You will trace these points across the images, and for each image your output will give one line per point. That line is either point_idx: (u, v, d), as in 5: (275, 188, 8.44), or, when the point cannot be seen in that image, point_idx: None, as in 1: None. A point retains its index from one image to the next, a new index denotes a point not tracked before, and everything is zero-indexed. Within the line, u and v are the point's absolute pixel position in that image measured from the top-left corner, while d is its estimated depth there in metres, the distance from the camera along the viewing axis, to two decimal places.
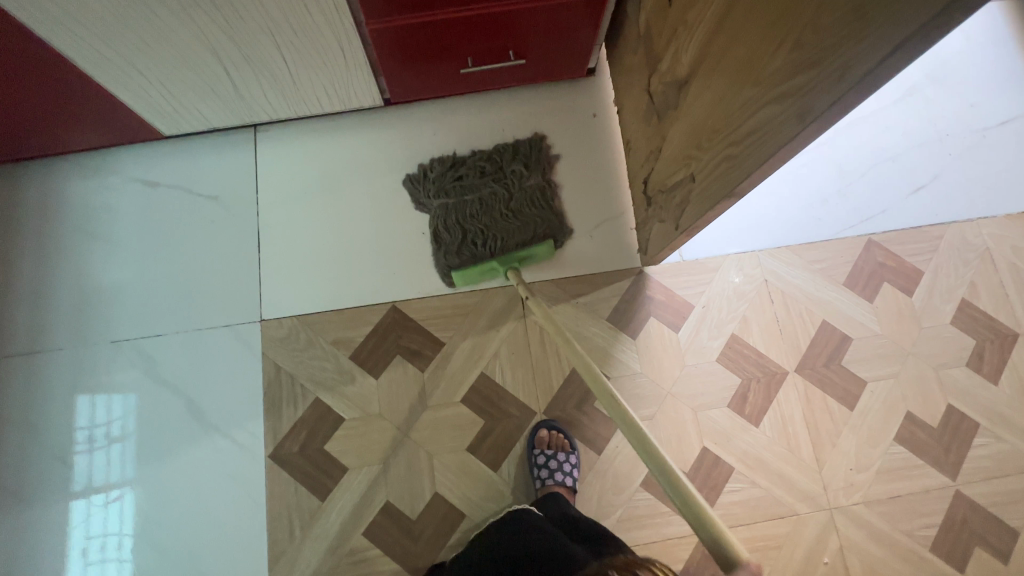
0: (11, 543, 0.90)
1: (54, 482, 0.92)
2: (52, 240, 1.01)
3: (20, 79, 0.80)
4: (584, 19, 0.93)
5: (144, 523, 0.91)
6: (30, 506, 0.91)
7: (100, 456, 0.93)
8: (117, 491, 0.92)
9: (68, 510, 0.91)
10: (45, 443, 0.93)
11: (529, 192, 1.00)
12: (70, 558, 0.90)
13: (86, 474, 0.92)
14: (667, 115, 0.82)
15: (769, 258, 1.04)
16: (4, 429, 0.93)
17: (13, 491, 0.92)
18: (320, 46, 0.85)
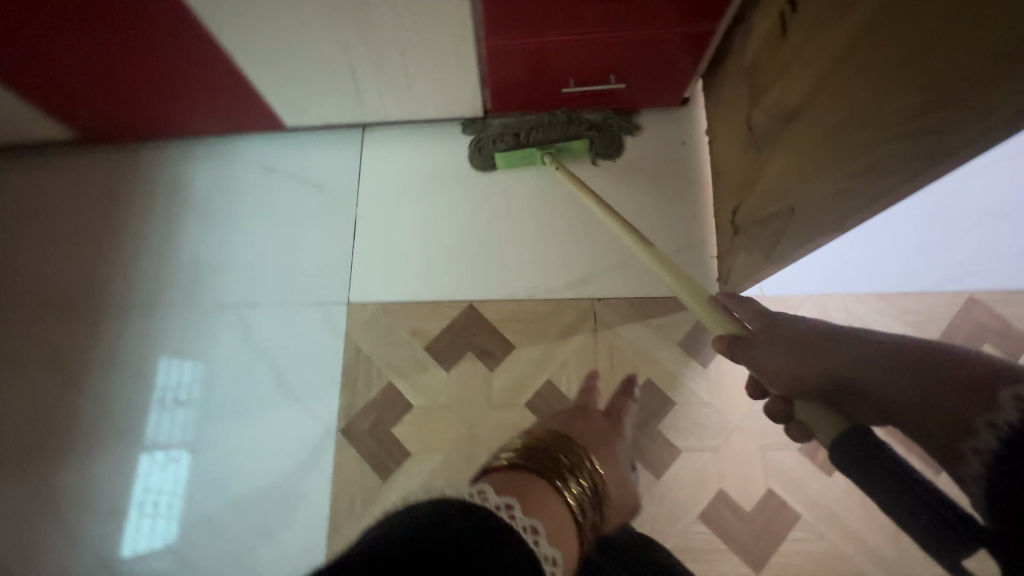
0: (82, 484, 0.99)
1: (131, 434, 1.01)
2: (163, 215, 1.13)
3: (186, 68, 0.93)
4: (688, 51, 0.96)
5: (196, 486, 0.98)
6: (101, 454, 1.00)
7: (167, 417, 1.02)
8: (176, 453, 1.00)
9: (135, 462, 1.00)
10: (127, 397, 1.03)
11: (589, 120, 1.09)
12: (132, 505, 0.98)
13: (155, 432, 1.01)
14: (767, 147, 0.83)
15: (856, 303, 1.01)
16: (92, 381, 1.04)
17: (90, 437, 1.01)
18: (439, 58, 0.93)
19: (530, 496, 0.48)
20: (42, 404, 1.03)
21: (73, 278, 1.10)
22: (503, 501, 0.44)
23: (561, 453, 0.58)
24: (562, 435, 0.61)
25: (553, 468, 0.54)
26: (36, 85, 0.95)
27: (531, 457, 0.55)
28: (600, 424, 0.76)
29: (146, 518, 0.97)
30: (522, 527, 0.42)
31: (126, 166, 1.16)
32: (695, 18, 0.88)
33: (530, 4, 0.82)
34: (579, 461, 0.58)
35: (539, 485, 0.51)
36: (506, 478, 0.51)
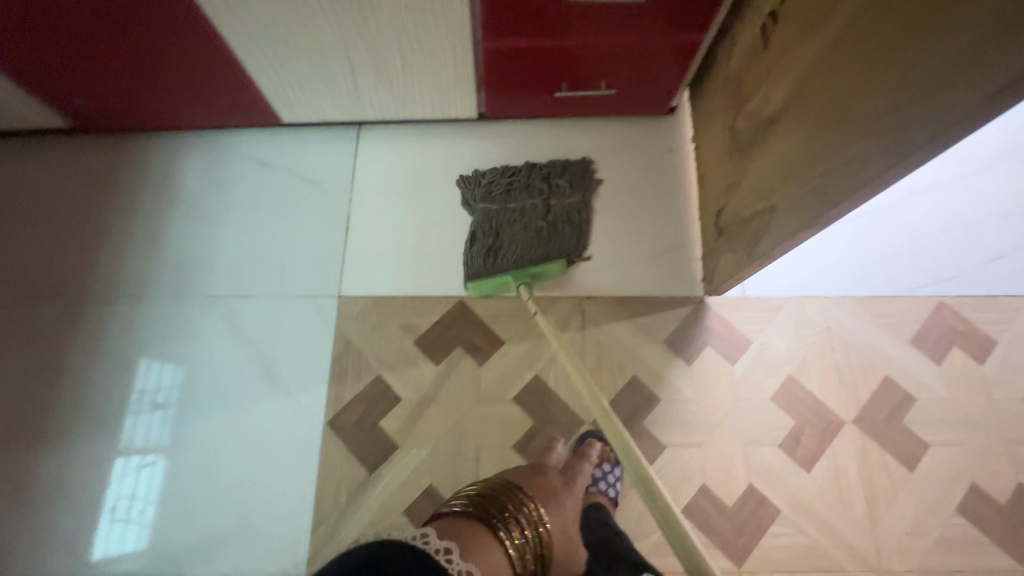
0: (53, 484, 0.96)
1: (106, 437, 0.99)
2: (150, 211, 1.13)
3: (188, 60, 0.94)
4: (675, 61, 1.00)
5: (171, 490, 0.96)
6: (75, 453, 0.98)
7: (144, 420, 1.00)
8: (151, 457, 0.98)
9: (109, 466, 0.97)
10: (104, 399, 1.01)
11: (566, 211, 1.03)
12: (104, 499, 0.96)
13: (131, 435, 0.99)
14: (750, 151, 0.87)
15: (833, 306, 1.05)
16: (68, 380, 1.02)
17: (65, 435, 0.99)
18: (437, 60, 0.96)
19: (472, 542, 0.57)
20: (17, 393, 1.01)
21: (57, 266, 1.09)
22: (443, 545, 0.53)
23: (508, 498, 0.65)
24: (511, 482, 0.69)
25: (498, 513, 0.62)
26: (30, 70, 0.94)
27: (488, 499, 0.64)
28: (552, 482, 0.77)
29: (118, 513, 0.95)
30: (457, 571, 0.51)
31: (117, 156, 1.16)
32: (683, 28, 0.92)
33: (525, 8, 0.85)
34: (525, 509, 0.65)
35: (482, 534, 0.59)
36: (452, 525, 0.59)
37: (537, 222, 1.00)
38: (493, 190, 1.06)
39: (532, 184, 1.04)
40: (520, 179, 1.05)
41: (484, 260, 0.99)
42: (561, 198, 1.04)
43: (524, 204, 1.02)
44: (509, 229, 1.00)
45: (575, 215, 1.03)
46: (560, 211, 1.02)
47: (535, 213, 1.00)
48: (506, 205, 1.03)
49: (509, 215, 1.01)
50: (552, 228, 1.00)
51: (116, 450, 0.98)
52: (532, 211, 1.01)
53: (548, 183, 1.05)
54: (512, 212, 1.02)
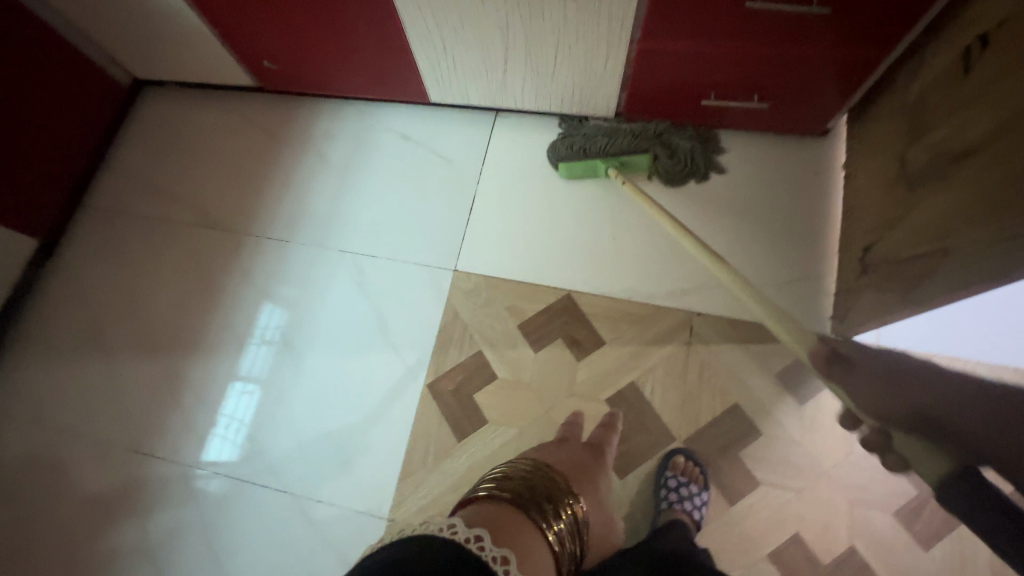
0: (189, 389, 1.12)
1: (233, 360, 1.13)
2: (301, 168, 1.26)
3: (365, 36, 1.04)
4: (845, 79, 0.93)
5: (263, 422, 1.08)
6: (209, 367, 1.13)
7: (262, 352, 1.13)
8: (250, 386, 1.11)
9: (227, 388, 1.11)
10: (236, 328, 1.15)
11: (673, 144, 1.09)
12: (231, 411, 1.10)
13: (250, 364, 1.12)
14: (924, 186, 0.78)
15: (989, 374, 0.92)
16: (211, 305, 1.18)
17: (205, 349, 1.15)
18: (590, 55, 0.97)
19: (506, 527, 0.56)
20: (179, 306, 1.18)
21: (225, 203, 1.26)
22: (473, 533, 0.51)
23: (538, 483, 0.64)
24: (538, 465, 0.68)
25: (532, 498, 0.61)
26: (238, 31, 1.09)
27: (518, 484, 0.63)
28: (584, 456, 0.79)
29: (240, 425, 1.09)
30: (490, 557, 0.50)
31: (285, 115, 1.31)
32: (864, 45, 0.85)
33: (693, 10, 0.83)
34: (556, 493, 0.64)
35: (516, 520, 0.58)
36: (484, 512, 0.58)
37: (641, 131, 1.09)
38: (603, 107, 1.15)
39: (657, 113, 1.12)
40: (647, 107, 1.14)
41: (580, 148, 1.09)
42: (677, 134, 1.09)
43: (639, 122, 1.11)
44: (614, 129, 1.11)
45: (682, 152, 1.08)
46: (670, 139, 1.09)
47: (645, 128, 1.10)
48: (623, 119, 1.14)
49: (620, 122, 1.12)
50: (655, 143, 1.08)
51: (248, 370, 1.12)
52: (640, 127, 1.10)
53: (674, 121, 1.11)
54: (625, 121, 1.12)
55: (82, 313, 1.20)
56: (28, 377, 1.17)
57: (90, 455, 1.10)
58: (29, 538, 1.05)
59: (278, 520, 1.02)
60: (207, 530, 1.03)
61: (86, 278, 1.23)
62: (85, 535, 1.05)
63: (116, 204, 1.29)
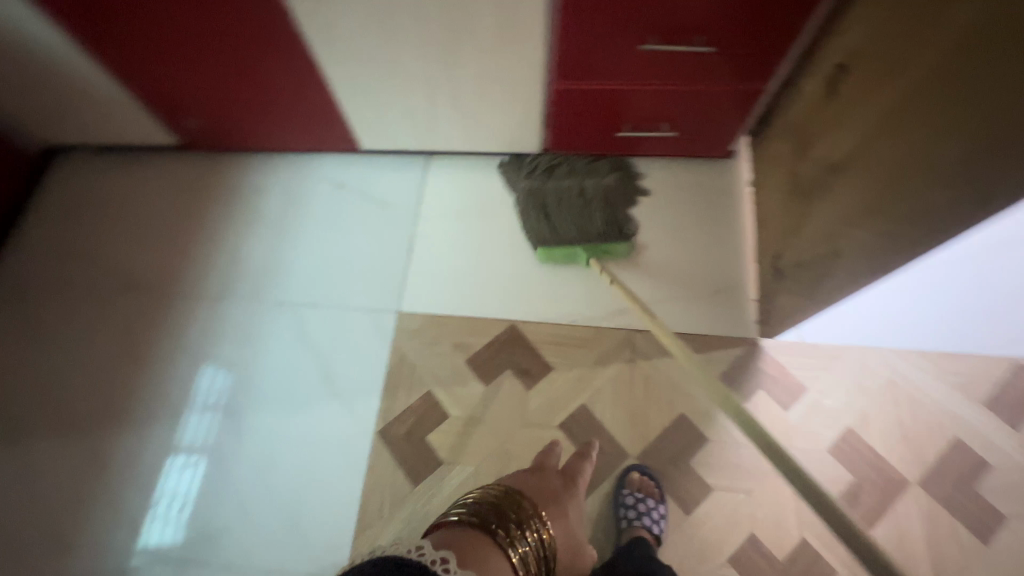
0: (119, 470, 1.03)
1: (168, 432, 1.06)
2: (232, 224, 1.24)
3: (291, 90, 1.06)
4: (738, 106, 1.03)
5: (212, 494, 1.01)
6: (141, 442, 1.05)
7: (201, 420, 1.06)
8: (195, 459, 1.04)
9: (164, 463, 1.04)
10: (169, 397, 1.08)
11: (605, 188, 1.12)
12: (165, 488, 1.02)
13: (187, 434, 1.06)
14: (814, 195, 0.87)
15: (897, 359, 1.01)
16: (140, 376, 1.11)
17: (136, 423, 1.07)
18: (510, 98, 1.03)
19: (472, 552, 0.56)
20: (102, 378, 1.11)
21: (151, 266, 1.20)
22: (439, 555, 0.52)
23: (510, 505, 0.64)
24: (513, 488, 0.67)
25: (498, 520, 0.61)
26: (156, 92, 1.09)
27: (488, 506, 0.63)
28: (553, 483, 0.74)
29: (176, 501, 1.01)
30: None
31: (213, 172, 1.29)
32: (748, 77, 0.96)
33: (597, 52, 0.91)
34: (525, 516, 0.63)
35: (481, 543, 0.58)
36: (451, 536, 0.58)
37: (580, 197, 1.10)
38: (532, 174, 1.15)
39: (565, 163, 1.15)
40: (550, 159, 1.16)
41: (556, 237, 1.09)
42: (601, 175, 1.13)
43: (565, 181, 1.11)
44: (556, 205, 1.10)
45: (615, 192, 1.12)
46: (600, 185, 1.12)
47: (575, 190, 1.10)
48: (543, 184, 1.12)
49: (550, 194, 1.10)
50: (594, 196, 1.10)
51: (184, 440, 1.05)
52: (572, 191, 1.10)
53: (587, 166, 1.15)
54: (550, 188, 1.11)
55: None
56: None
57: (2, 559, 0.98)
58: None
59: None
60: None
61: None
62: None
63: (26, 277, 1.21)
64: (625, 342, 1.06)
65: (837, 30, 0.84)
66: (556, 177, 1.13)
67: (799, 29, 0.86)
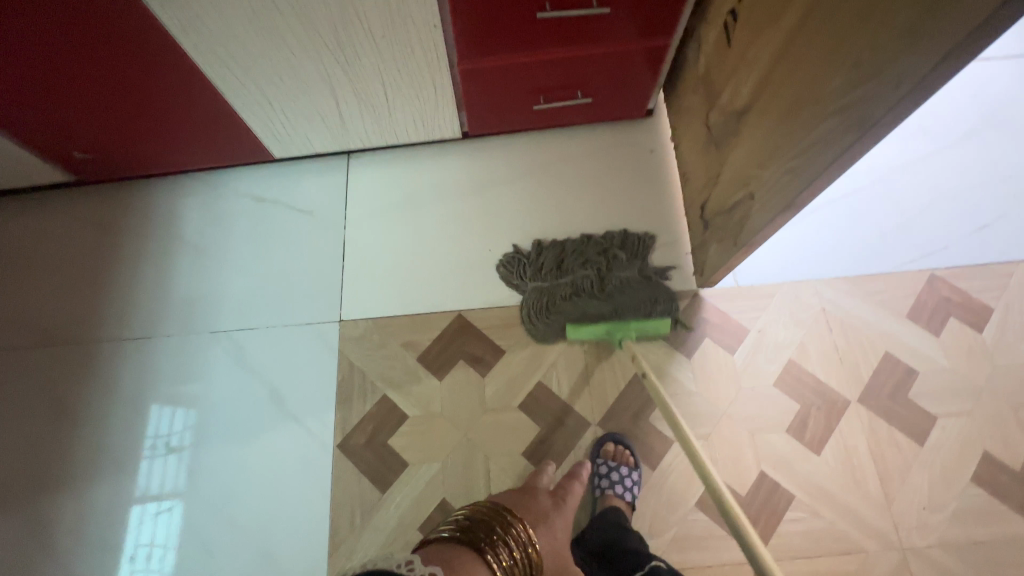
0: (76, 531, 0.97)
1: (123, 482, 1.00)
2: (155, 255, 1.16)
3: (184, 106, 0.99)
4: (647, 63, 1.04)
5: (186, 536, 0.96)
6: (100, 495, 0.99)
7: (159, 463, 1.01)
8: (169, 501, 0.99)
9: (126, 514, 0.98)
10: (116, 447, 1.02)
11: (623, 281, 1.05)
12: (129, 543, 0.96)
13: (146, 480, 1.00)
14: (726, 143, 0.89)
15: (826, 287, 1.06)
16: (80, 430, 1.03)
17: (90, 479, 1.00)
18: (417, 85, 1.00)
19: (458, 564, 0.55)
20: (36, 440, 1.02)
21: (66, 315, 1.11)
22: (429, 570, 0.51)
23: (498, 520, 0.64)
24: (499, 507, 0.67)
25: (483, 534, 0.61)
26: (26, 129, 0.98)
27: (476, 520, 0.63)
28: (543, 502, 0.77)
29: (139, 556, 0.96)
30: None
31: (118, 204, 1.19)
32: (651, 33, 0.96)
33: (497, 26, 0.89)
34: (513, 530, 0.64)
35: (469, 555, 0.57)
36: (437, 551, 0.57)
37: (598, 289, 1.04)
38: (541, 266, 1.07)
39: (574, 254, 1.07)
40: (555, 252, 1.08)
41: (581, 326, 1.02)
42: (619, 266, 1.06)
43: (582, 277, 1.05)
44: (573, 298, 1.04)
45: (635, 285, 1.05)
46: (619, 278, 1.05)
47: (590, 284, 1.04)
48: (554, 282, 1.06)
49: (564, 292, 1.04)
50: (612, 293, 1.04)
51: (143, 488, 0.99)
52: (586, 286, 1.05)
53: (606, 256, 1.07)
54: (563, 284, 1.05)
55: None
56: None
57: None
58: None
59: None
60: None
61: None
62: None
63: None
64: None
65: None
66: (572, 272, 1.06)
67: None
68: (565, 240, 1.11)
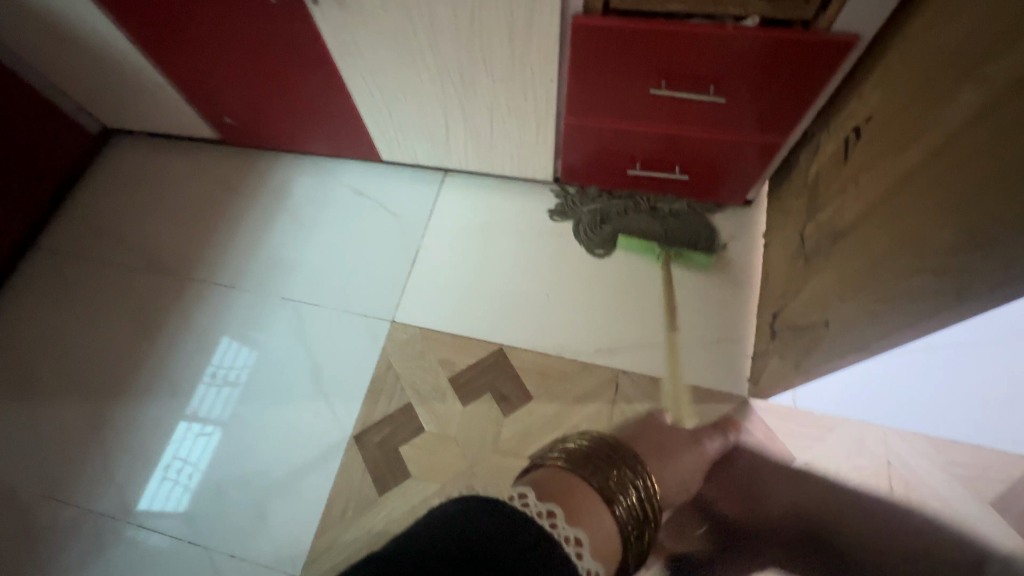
0: (131, 429, 1.11)
1: (185, 397, 1.12)
2: (264, 213, 1.30)
3: (322, 101, 1.12)
4: (753, 157, 1.01)
5: (217, 464, 1.06)
6: (165, 400, 1.12)
7: (213, 391, 1.12)
8: (211, 427, 1.09)
9: (174, 426, 1.10)
10: (185, 366, 1.15)
11: (670, 210, 1.15)
12: (169, 452, 1.08)
13: (198, 403, 1.12)
14: (815, 259, 0.84)
15: (898, 441, 0.96)
16: (159, 345, 1.18)
17: (166, 386, 1.14)
18: (522, 127, 1.05)
19: (566, 492, 0.54)
20: (123, 343, 1.19)
21: (178, 247, 1.28)
22: (520, 491, 0.50)
23: (615, 458, 0.62)
24: (617, 442, 0.65)
25: (592, 470, 0.59)
26: (197, 88, 1.16)
27: (584, 455, 0.60)
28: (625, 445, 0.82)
29: (167, 474, 1.06)
30: (536, 512, 0.48)
31: (246, 166, 1.36)
32: (764, 129, 0.93)
33: (611, 92, 0.91)
34: (629, 475, 0.61)
35: (579, 487, 0.56)
36: (546, 475, 0.57)
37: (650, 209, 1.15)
38: (589, 194, 1.19)
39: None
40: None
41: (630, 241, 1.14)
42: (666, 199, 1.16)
43: (630, 198, 1.17)
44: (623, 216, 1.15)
45: (683, 214, 1.15)
46: (668, 204, 1.16)
47: (643, 205, 1.16)
48: (609, 200, 1.18)
49: (619, 209, 1.16)
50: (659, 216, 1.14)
51: (194, 409, 1.11)
52: (637, 205, 1.16)
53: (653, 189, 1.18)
54: (617, 201, 1.17)
55: (21, 347, 1.19)
56: None
57: (7, 497, 1.06)
58: None
59: None
60: None
61: (27, 316, 1.23)
62: None
63: (69, 245, 1.31)
64: (610, 380, 1.04)
65: (857, 95, 0.81)
66: (619, 198, 1.17)
67: (818, 86, 0.83)
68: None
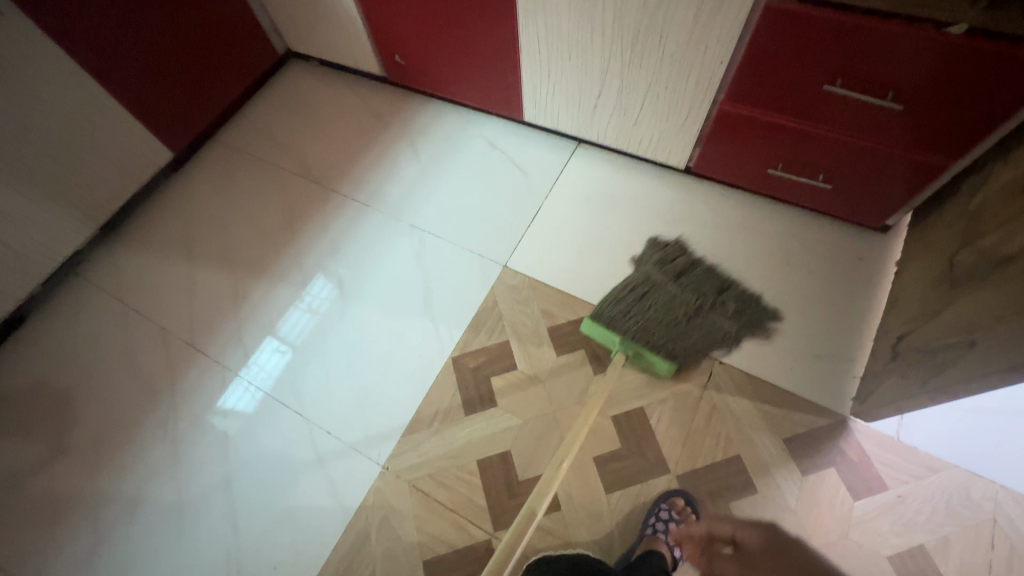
0: (259, 307, 1.25)
1: (309, 290, 1.26)
2: (404, 150, 1.42)
3: (488, 54, 1.20)
4: (909, 177, 0.98)
5: (285, 380, 1.16)
6: (291, 289, 1.26)
7: (297, 317, 1.23)
8: (283, 349, 1.20)
9: (253, 345, 1.21)
10: (312, 266, 1.29)
11: (707, 321, 1.05)
12: (249, 362, 1.19)
13: (284, 326, 1.22)
14: (964, 284, 0.80)
15: (1010, 501, 0.90)
16: (294, 243, 1.33)
17: (295, 278, 1.28)
18: (673, 108, 1.08)
19: None
20: (268, 234, 1.34)
21: (327, 163, 1.43)
22: None
23: None
24: None
25: None
26: (381, 24, 1.29)
27: None
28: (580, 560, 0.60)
29: (242, 379, 1.18)
30: None
31: (399, 104, 1.50)
32: (931, 147, 0.91)
33: (775, 83, 0.93)
34: None
35: None
36: None
37: (690, 312, 1.05)
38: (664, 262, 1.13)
39: (702, 280, 1.10)
40: (694, 271, 1.11)
41: (619, 316, 1.03)
42: (719, 313, 1.06)
43: (688, 294, 1.06)
44: (655, 299, 1.05)
45: (710, 333, 1.04)
46: (711, 320, 1.05)
47: (689, 305, 1.05)
48: (667, 282, 1.09)
49: (664, 289, 1.06)
50: (685, 322, 1.03)
51: (281, 333, 1.21)
52: (686, 300, 1.06)
53: (714, 297, 1.08)
54: (670, 287, 1.07)
55: (188, 219, 1.39)
56: (127, 261, 1.34)
57: (154, 338, 1.24)
58: (81, 392, 1.18)
59: (289, 442, 1.10)
60: (222, 437, 1.12)
61: (195, 196, 1.42)
62: (126, 403, 1.17)
63: (241, 143, 1.50)
64: (706, 367, 1.05)
65: None
66: (680, 284, 1.09)
67: (1009, 110, 0.79)
68: (712, 271, 1.12)
